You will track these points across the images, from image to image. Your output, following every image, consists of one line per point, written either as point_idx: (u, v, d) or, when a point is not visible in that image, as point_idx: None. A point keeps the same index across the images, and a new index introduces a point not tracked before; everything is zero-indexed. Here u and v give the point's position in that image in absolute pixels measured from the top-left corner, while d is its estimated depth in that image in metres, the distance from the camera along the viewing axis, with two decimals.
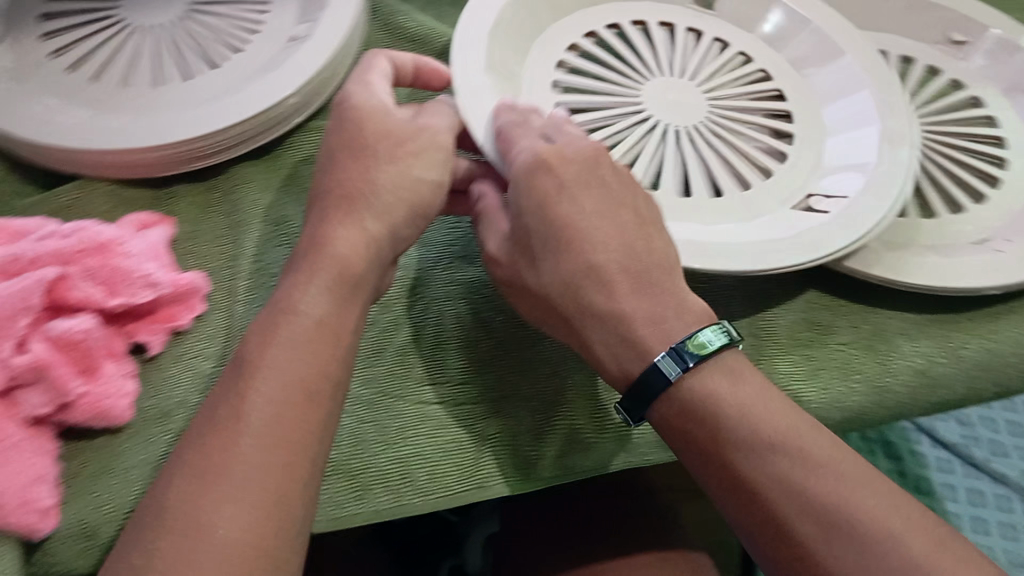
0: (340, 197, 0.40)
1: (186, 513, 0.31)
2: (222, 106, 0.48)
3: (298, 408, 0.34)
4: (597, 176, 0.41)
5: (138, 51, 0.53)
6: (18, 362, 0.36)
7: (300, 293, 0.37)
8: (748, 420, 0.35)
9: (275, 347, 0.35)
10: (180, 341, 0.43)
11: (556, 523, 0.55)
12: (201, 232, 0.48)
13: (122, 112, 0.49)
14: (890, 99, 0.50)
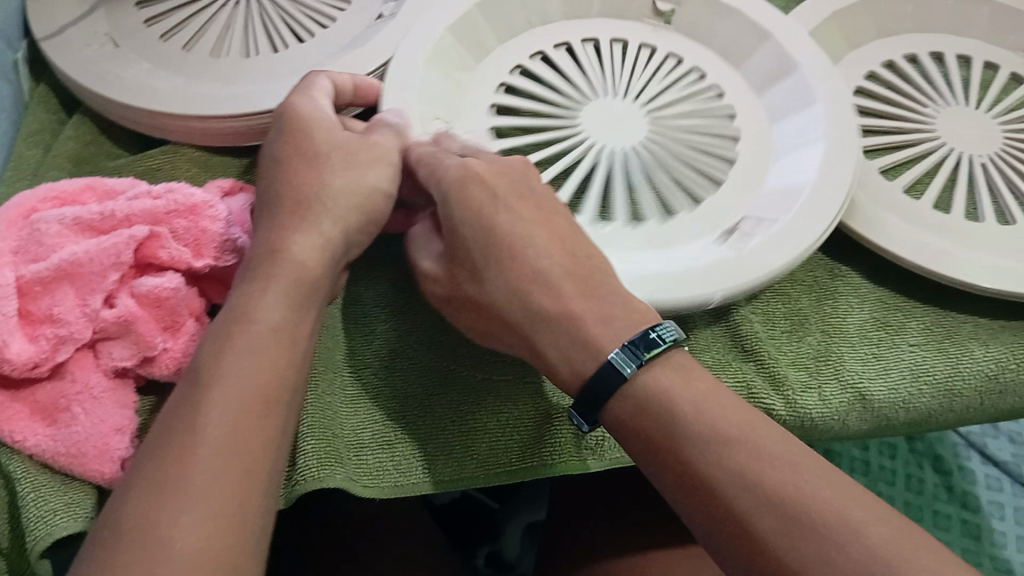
0: (292, 204, 0.39)
1: (143, 523, 0.30)
2: None
3: (257, 413, 0.34)
4: (526, 186, 0.41)
5: (230, 22, 0.55)
6: (106, 315, 0.38)
7: (255, 300, 0.37)
8: (703, 417, 0.34)
9: (229, 357, 0.35)
10: None
11: (596, 509, 0.60)
12: None
13: (209, 80, 0.51)
14: (833, 120, 0.49)
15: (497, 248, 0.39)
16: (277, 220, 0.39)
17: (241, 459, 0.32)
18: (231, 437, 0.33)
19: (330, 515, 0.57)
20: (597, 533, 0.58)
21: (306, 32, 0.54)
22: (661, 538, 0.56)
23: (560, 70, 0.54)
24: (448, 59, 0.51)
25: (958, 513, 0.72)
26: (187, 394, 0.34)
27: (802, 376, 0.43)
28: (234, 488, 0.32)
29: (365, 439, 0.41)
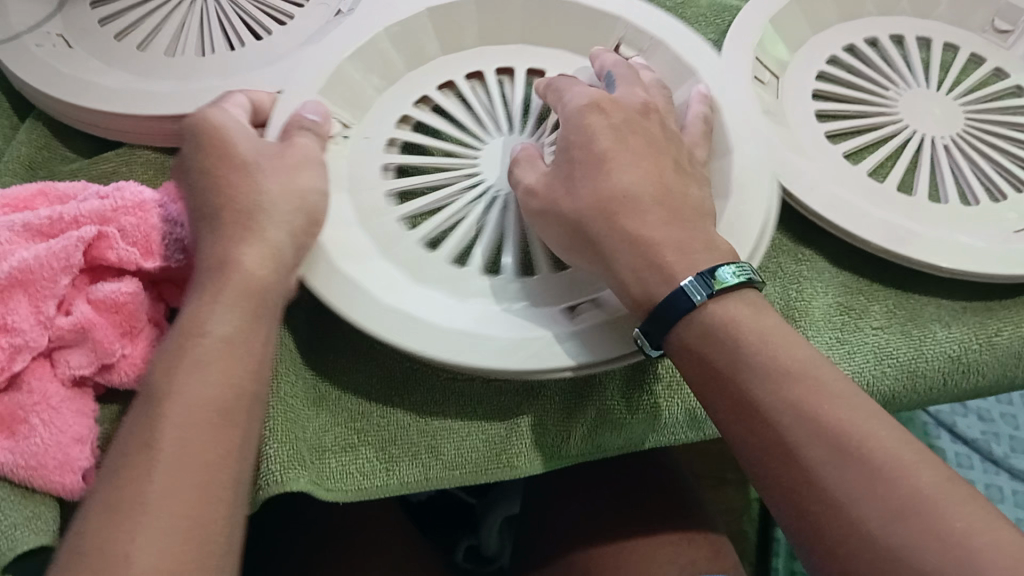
0: (235, 217, 0.38)
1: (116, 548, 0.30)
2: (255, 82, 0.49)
3: (212, 430, 0.33)
4: (642, 127, 0.42)
5: (185, 21, 0.53)
6: (62, 322, 0.38)
7: (206, 313, 0.36)
8: (767, 347, 0.35)
9: (183, 377, 0.34)
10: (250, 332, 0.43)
11: (574, 496, 0.60)
12: None
13: (164, 78, 0.50)
14: (752, 195, 0.45)
15: (593, 170, 0.40)
16: (219, 237, 0.38)
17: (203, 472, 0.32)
18: (191, 455, 0.32)
19: (296, 513, 0.57)
20: (576, 516, 0.59)
21: (265, 30, 0.53)
22: (638, 525, 0.57)
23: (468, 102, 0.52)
24: (378, 62, 0.51)
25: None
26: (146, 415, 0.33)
27: None
28: (194, 499, 0.31)
29: (326, 443, 0.41)
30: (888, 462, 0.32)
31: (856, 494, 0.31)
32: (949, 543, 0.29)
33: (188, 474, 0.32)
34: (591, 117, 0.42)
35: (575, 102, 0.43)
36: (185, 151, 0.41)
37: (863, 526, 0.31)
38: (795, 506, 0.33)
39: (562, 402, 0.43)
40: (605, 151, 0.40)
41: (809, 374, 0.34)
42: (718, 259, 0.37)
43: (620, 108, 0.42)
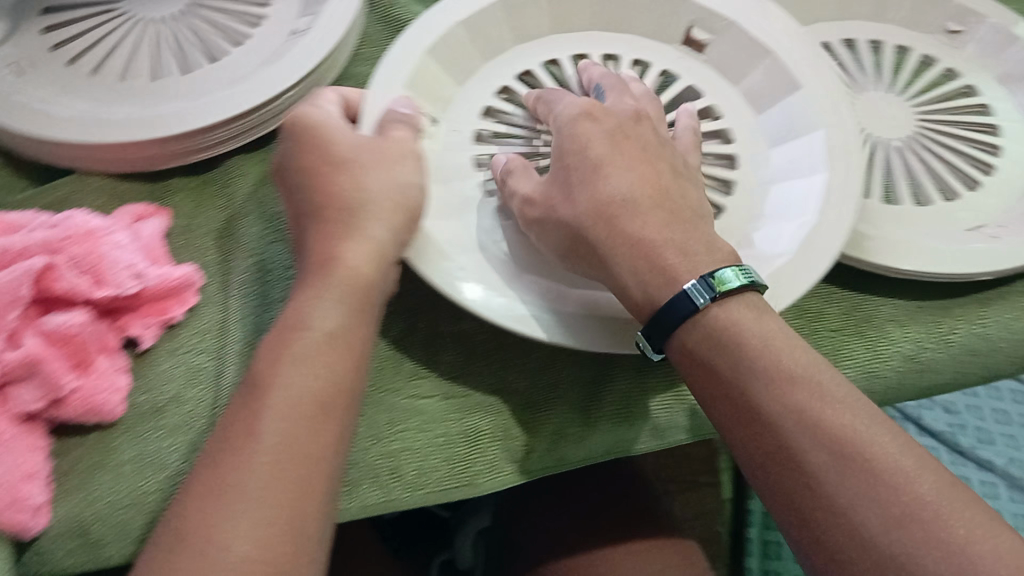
0: (340, 212, 0.38)
1: (198, 529, 0.29)
2: (212, 101, 0.45)
3: (308, 424, 0.32)
4: (634, 132, 0.41)
5: (138, 46, 0.49)
6: (9, 357, 0.35)
7: (310, 307, 0.36)
8: (770, 351, 0.34)
9: (287, 367, 0.33)
10: (173, 336, 0.41)
11: (570, 493, 0.60)
12: (196, 225, 0.45)
13: (120, 104, 0.46)
14: (842, 189, 0.44)
15: (586, 175, 0.39)
16: (322, 230, 0.38)
17: (298, 467, 0.31)
18: (280, 450, 0.31)
19: None
20: (579, 511, 0.58)
21: (220, 54, 0.49)
22: (638, 528, 0.57)
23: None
24: (451, 51, 0.49)
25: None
26: (243, 407, 0.33)
27: None
28: (288, 497, 0.31)
29: None
30: (891, 467, 0.31)
31: (856, 502, 0.30)
32: (950, 549, 0.29)
33: (279, 476, 0.31)
34: (580, 126, 0.41)
35: (563, 114, 0.42)
36: (286, 151, 0.40)
37: (866, 534, 0.30)
38: (797, 513, 0.32)
39: (522, 418, 0.42)
40: (597, 158, 0.39)
41: (812, 378, 0.33)
42: (719, 263, 0.36)
43: (611, 115, 0.41)
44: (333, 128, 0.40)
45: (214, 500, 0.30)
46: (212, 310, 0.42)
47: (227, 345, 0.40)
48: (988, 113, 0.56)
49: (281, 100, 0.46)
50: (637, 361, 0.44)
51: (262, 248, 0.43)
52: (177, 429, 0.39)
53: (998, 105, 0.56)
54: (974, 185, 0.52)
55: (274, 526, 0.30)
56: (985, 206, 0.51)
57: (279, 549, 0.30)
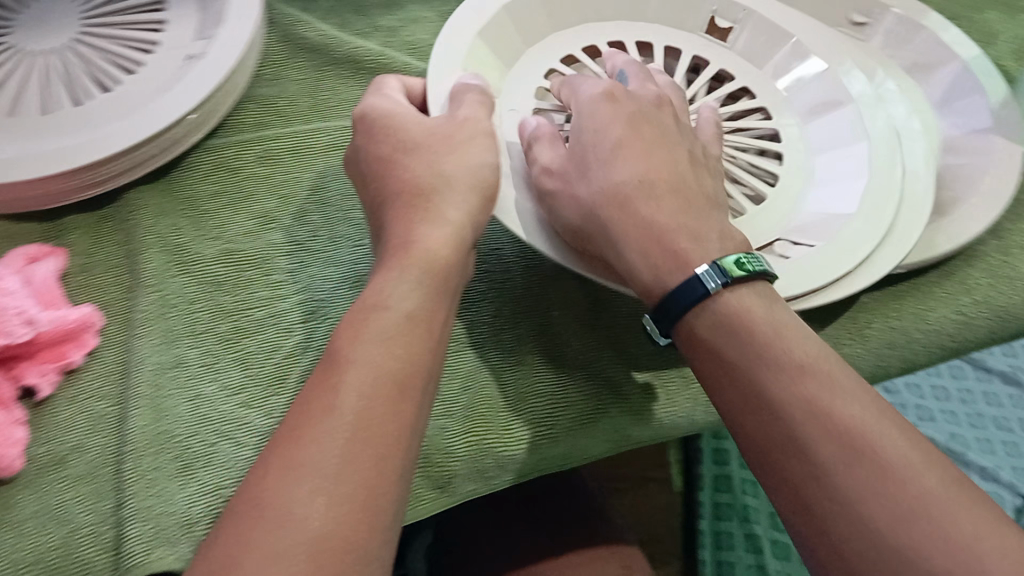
0: (413, 196, 0.39)
1: (267, 500, 0.29)
2: (116, 127, 0.43)
3: (389, 401, 0.32)
4: (653, 117, 0.42)
5: (25, 77, 0.47)
6: None
7: (390, 286, 0.35)
8: (781, 338, 0.35)
9: (365, 344, 0.33)
10: (73, 382, 0.39)
11: (524, 507, 0.59)
12: (95, 263, 0.43)
13: (8, 139, 0.44)
14: (887, 158, 0.47)
15: (598, 159, 0.40)
16: (399, 214, 0.39)
17: (378, 446, 0.31)
18: (362, 417, 0.31)
19: None
20: (535, 525, 0.57)
21: (113, 82, 0.48)
22: (585, 539, 0.57)
23: (331, 134, 0.49)
24: (501, 34, 0.48)
25: (766, 508, 0.80)
26: (321, 382, 0.32)
27: (638, 380, 0.43)
28: (369, 475, 0.30)
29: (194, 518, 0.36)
30: (900, 460, 0.31)
31: (858, 494, 0.31)
32: (957, 547, 0.29)
33: (360, 452, 0.30)
34: (602, 108, 0.42)
35: (586, 94, 0.43)
36: (361, 139, 0.41)
37: (870, 526, 0.31)
38: (799, 502, 0.33)
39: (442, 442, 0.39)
40: (620, 138, 0.40)
41: (819, 368, 0.34)
42: (731, 249, 0.37)
43: (633, 97, 0.42)
44: (401, 120, 0.41)
45: (292, 471, 0.29)
46: (113, 350, 0.40)
47: (128, 384, 0.39)
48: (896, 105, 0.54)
49: (179, 126, 0.44)
50: (553, 373, 0.42)
51: (162, 284, 0.42)
52: (80, 480, 0.37)
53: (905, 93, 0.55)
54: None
55: (355, 502, 0.29)
56: None
57: (355, 528, 0.29)
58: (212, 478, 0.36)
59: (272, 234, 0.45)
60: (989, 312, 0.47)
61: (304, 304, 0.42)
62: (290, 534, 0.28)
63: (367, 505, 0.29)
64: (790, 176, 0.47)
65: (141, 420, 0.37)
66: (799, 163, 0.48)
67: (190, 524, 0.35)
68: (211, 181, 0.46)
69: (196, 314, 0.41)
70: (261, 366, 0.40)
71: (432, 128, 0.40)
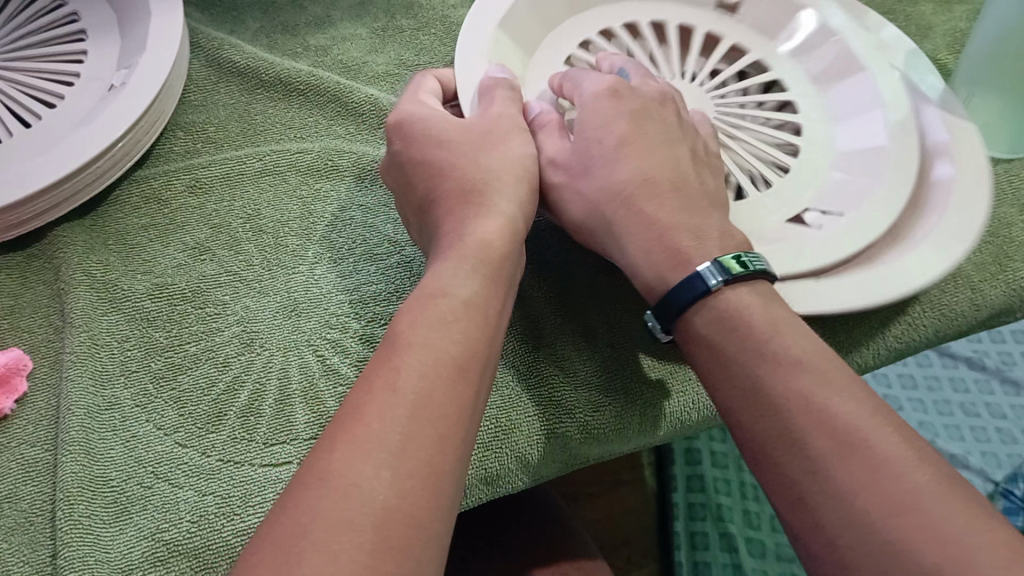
0: (464, 192, 0.38)
1: (342, 472, 0.27)
2: (33, 164, 0.42)
3: (449, 382, 0.31)
4: (653, 114, 0.42)
5: None
6: None
7: (448, 277, 0.35)
8: (778, 334, 0.35)
9: (424, 329, 0.32)
10: (5, 429, 0.38)
11: (487, 524, 0.58)
12: (22, 305, 0.42)
13: None
14: (904, 157, 0.46)
15: (607, 157, 0.40)
16: (450, 208, 0.38)
17: (440, 425, 0.30)
18: (423, 398, 0.30)
19: None
20: (500, 541, 0.57)
21: (34, 116, 0.47)
22: (547, 553, 0.56)
23: (266, 157, 0.48)
24: (520, 25, 0.48)
25: (740, 506, 0.80)
26: (381, 362, 0.31)
27: (591, 396, 0.42)
28: (433, 454, 0.29)
29: (134, 560, 0.34)
30: (890, 457, 0.31)
31: (852, 487, 0.31)
32: (941, 539, 0.29)
33: (421, 430, 0.29)
34: (605, 104, 0.41)
35: (589, 90, 0.42)
36: (396, 147, 0.41)
37: (864, 520, 0.30)
38: (795, 497, 0.33)
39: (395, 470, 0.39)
40: (623, 137, 0.40)
41: (815, 364, 0.34)
42: (730, 249, 0.37)
43: (635, 94, 0.42)
44: (426, 109, 0.41)
45: (356, 445, 0.28)
46: (44, 395, 0.39)
47: (60, 428, 0.38)
48: None
49: (108, 155, 0.44)
50: (506, 393, 0.41)
51: (93, 323, 0.41)
52: (13, 529, 0.35)
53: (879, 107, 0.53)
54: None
55: (419, 479, 0.28)
56: None
57: (418, 504, 0.28)
58: (152, 521, 0.35)
59: (205, 265, 0.44)
60: (932, 314, 0.47)
61: (239, 336, 0.41)
62: (355, 506, 0.27)
63: (430, 481, 0.28)
64: (804, 169, 0.47)
65: (76, 466, 0.36)
66: (817, 155, 0.47)
67: (130, 569, 0.34)
68: (142, 213, 0.46)
69: (128, 352, 0.40)
70: (197, 403, 0.39)
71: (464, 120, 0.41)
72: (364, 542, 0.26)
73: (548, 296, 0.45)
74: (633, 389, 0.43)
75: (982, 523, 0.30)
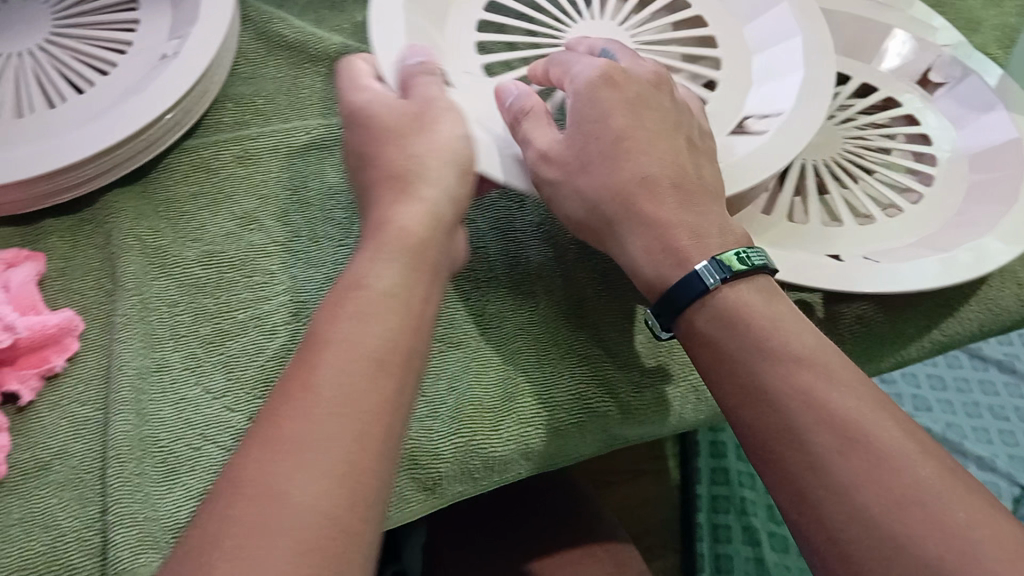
0: (391, 178, 0.39)
1: (257, 478, 0.28)
2: (90, 129, 0.43)
3: (369, 376, 0.31)
4: (655, 99, 0.41)
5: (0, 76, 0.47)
6: None
7: (368, 269, 0.35)
8: (779, 331, 0.35)
9: (346, 323, 0.32)
10: (54, 388, 0.39)
11: (518, 507, 0.58)
12: (73, 268, 0.43)
13: None
14: (817, 88, 0.46)
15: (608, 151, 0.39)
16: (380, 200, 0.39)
17: (359, 422, 0.30)
18: (345, 394, 0.30)
19: None
20: (531, 524, 0.57)
21: (88, 83, 0.47)
22: (575, 535, 0.56)
23: (314, 131, 0.49)
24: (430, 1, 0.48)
25: (765, 500, 0.80)
26: (299, 361, 0.32)
27: (631, 377, 0.43)
28: (353, 451, 0.29)
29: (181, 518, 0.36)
30: (896, 449, 0.31)
31: (857, 482, 0.31)
32: (950, 533, 0.29)
33: (340, 428, 0.29)
34: (603, 94, 0.40)
35: (582, 76, 0.41)
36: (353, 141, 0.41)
37: (865, 513, 0.30)
38: (801, 493, 0.32)
39: (439, 437, 0.39)
40: (622, 131, 0.39)
41: (817, 360, 0.34)
42: (731, 246, 0.38)
43: (632, 80, 0.41)
44: (375, 108, 0.40)
45: (273, 447, 0.29)
46: (93, 355, 0.40)
47: (111, 387, 0.38)
48: (913, 123, 0.53)
49: (158, 123, 0.44)
50: (546, 369, 0.42)
51: (144, 287, 0.42)
52: (63, 485, 0.36)
53: (920, 112, 0.53)
54: (917, 199, 0.49)
55: (340, 478, 0.28)
56: (945, 201, 0.49)
57: (340, 504, 0.28)
58: (200, 483, 0.36)
59: (253, 235, 0.44)
60: (978, 309, 0.47)
61: (288, 305, 0.42)
62: (277, 512, 0.27)
63: (347, 479, 0.28)
64: (720, 105, 0.47)
65: (125, 424, 0.37)
66: (734, 92, 0.48)
67: (178, 528, 0.35)
68: (194, 182, 0.46)
69: (178, 317, 0.41)
70: (246, 368, 0.40)
71: (403, 110, 0.40)
72: (280, 547, 0.26)
73: (592, 270, 0.45)
74: (665, 374, 0.43)
75: (987, 520, 0.30)
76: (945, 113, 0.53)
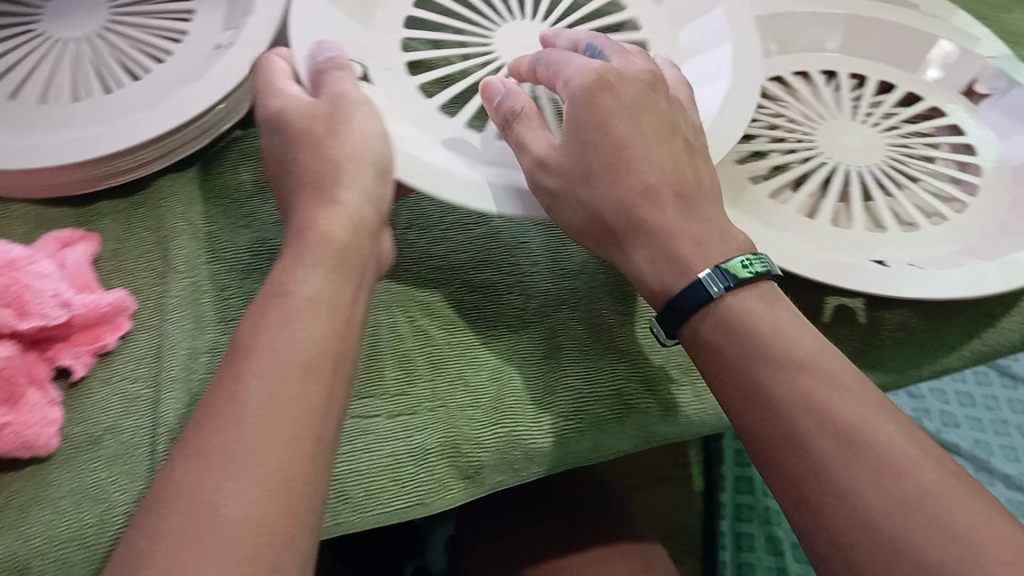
0: (312, 185, 0.39)
1: (188, 490, 0.28)
2: (147, 115, 0.44)
3: (298, 379, 0.31)
4: (652, 101, 0.41)
5: (60, 61, 0.48)
6: None
7: (292, 277, 0.35)
8: (780, 337, 0.35)
9: (267, 330, 0.33)
10: (107, 364, 0.40)
11: (547, 498, 0.58)
12: (127, 249, 0.44)
13: (36, 129, 0.44)
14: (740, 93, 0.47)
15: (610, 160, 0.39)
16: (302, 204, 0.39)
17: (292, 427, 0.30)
18: (273, 398, 0.30)
19: None
20: (561, 515, 0.57)
21: (144, 70, 0.48)
22: (606, 529, 0.57)
23: None
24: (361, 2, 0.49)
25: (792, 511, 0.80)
26: (226, 372, 0.32)
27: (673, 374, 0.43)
28: (284, 458, 0.29)
29: None
30: (898, 455, 0.31)
31: (858, 486, 0.31)
32: (950, 536, 0.30)
33: (273, 435, 0.30)
34: (601, 98, 0.40)
35: (575, 79, 0.41)
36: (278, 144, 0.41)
37: (867, 518, 0.31)
38: (801, 498, 0.33)
39: (479, 427, 0.39)
40: (622, 138, 0.39)
41: (818, 366, 0.34)
42: (734, 251, 0.38)
43: (625, 82, 0.41)
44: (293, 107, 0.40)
45: (208, 456, 0.29)
46: (146, 334, 0.41)
47: (164, 367, 0.39)
48: (958, 133, 0.53)
49: (210, 113, 0.45)
50: (585, 364, 0.42)
51: (195, 268, 0.43)
52: (115, 459, 0.37)
53: (966, 123, 0.53)
54: (961, 208, 0.49)
55: (276, 482, 0.29)
56: (990, 213, 0.49)
57: (274, 511, 0.28)
58: None
59: None
60: (1020, 319, 0.47)
61: None
62: (209, 522, 0.27)
63: (282, 484, 0.29)
64: None
65: (175, 404, 0.38)
66: None
67: None
68: (244, 170, 0.47)
69: (228, 301, 0.42)
70: None
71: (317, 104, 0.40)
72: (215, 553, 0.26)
73: None
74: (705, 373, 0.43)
75: (989, 524, 0.30)
76: (990, 124, 0.54)
